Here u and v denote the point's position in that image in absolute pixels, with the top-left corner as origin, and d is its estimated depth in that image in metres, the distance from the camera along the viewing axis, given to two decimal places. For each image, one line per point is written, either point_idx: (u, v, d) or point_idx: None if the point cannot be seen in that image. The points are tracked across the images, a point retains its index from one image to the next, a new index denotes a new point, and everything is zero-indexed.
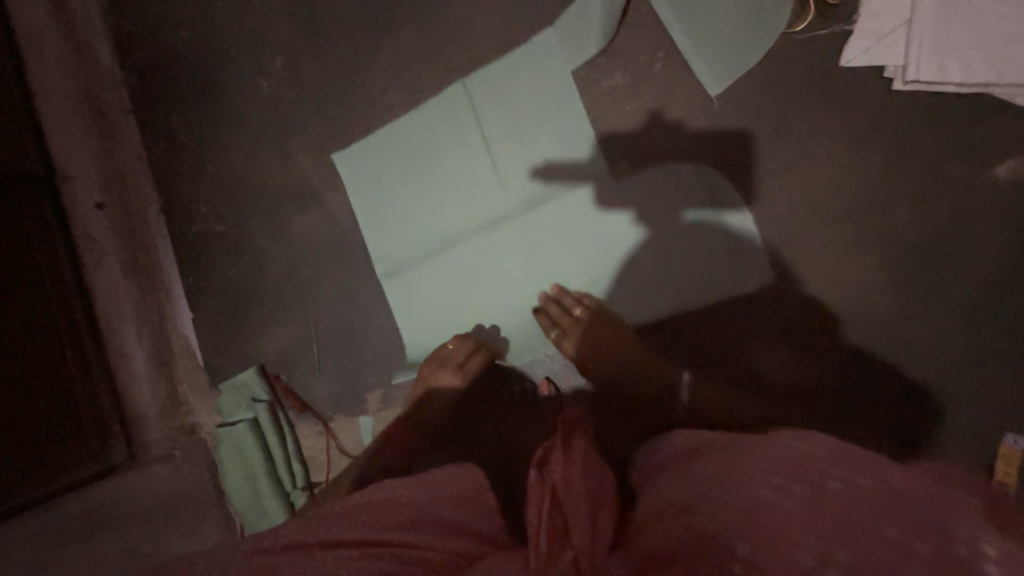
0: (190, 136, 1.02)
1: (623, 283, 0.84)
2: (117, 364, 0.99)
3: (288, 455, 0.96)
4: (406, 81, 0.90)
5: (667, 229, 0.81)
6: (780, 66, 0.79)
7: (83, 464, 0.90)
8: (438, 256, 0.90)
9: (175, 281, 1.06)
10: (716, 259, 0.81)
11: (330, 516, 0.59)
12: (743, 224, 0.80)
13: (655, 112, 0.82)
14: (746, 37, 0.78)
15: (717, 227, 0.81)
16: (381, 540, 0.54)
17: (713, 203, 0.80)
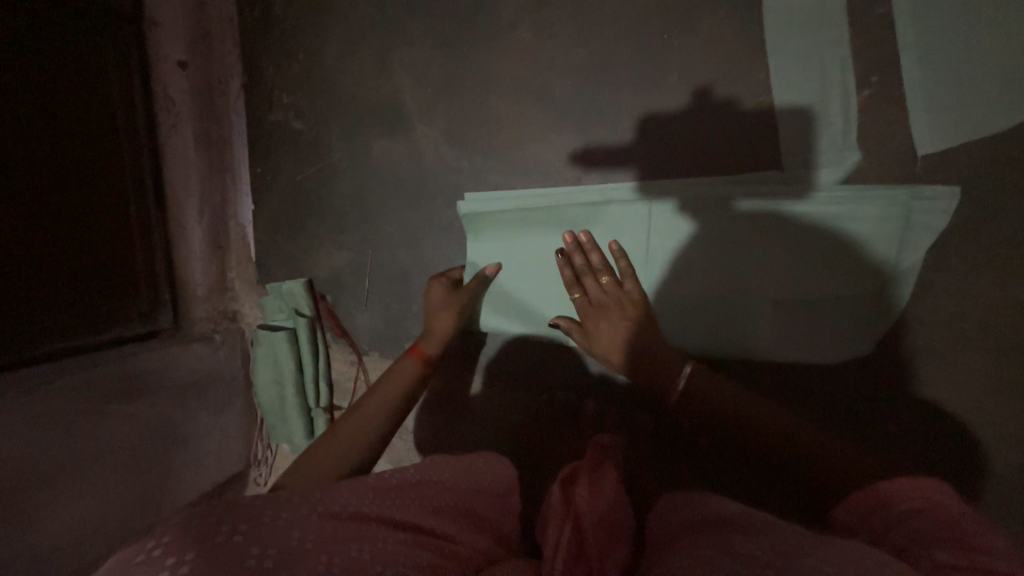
0: (287, 11, 0.91)
1: (698, 307, 0.70)
2: (176, 235, 0.99)
3: (318, 372, 0.98)
4: (544, 16, 0.74)
5: (776, 220, 0.65)
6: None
7: (132, 322, 0.94)
8: (531, 198, 0.76)
9: (242, 166, 1.03)
10: (825, 270, 0.64)
11: (383, 485, 0.51)
12: (863, 239, 0.62)
13: (844, 134, 0.62)
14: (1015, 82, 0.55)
15: (833, 236, 0.63)
16: (433, 529, 0.49)
17: (845, 205, 0.62)
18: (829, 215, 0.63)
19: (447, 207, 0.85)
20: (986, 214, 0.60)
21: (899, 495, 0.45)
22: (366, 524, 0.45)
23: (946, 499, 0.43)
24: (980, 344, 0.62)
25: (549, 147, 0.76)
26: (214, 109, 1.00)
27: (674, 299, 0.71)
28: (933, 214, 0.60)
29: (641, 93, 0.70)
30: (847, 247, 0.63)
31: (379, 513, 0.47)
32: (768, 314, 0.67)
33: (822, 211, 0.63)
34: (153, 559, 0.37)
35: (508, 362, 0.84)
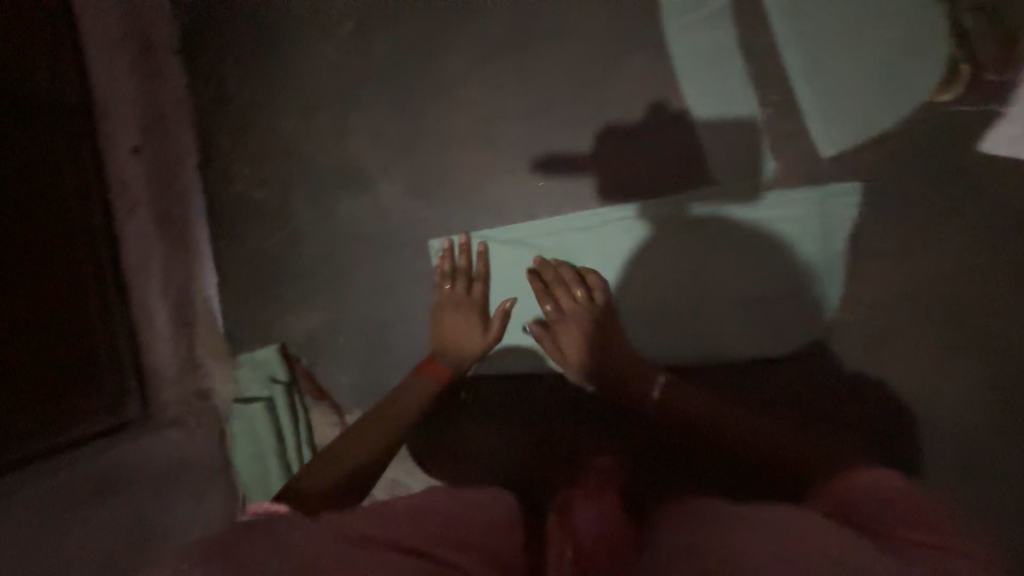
0: (241, 91, 0.96)
1: (661, 321, 0.74)
2: (140, 319, 0.97)
3: (299, 439, 0.94)
4: (485, 73, 0.81)
5: (721, 228, 0.71)
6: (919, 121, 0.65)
7: (97, 416, 0.89)
8: (502, 239, 0.81)
9: (204, 241, 1.02)
10: (778, 270, 0.70)
11: (394, 514, 0.53)
12: (798, 228, 0.68)
13: (763, 150, 0.70)
14: (886, 93, 0.65)
15: (774, 231, 0.69)
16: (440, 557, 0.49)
17: (774, 202, 0.69)
18: (762, 212, 0.70)
19: (416, 255, 0.88)
20: (895, 200, 0.67)
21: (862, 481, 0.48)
22: (375, 551, 0.47)
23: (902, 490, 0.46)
24: (916, 314, 0.68)
25: (505, 187, 0.82)
26: (172, 189, 1.00)
27: (642, 314, 0.75)
28: (846, 207, 0.67)
29: (583, 128, 0.77)
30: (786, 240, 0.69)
31: (393, 539, 0.49)
32: (725, 314, 0.72)
33: (752, 204, 0.70)
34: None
35: (493, 397, 0.83)
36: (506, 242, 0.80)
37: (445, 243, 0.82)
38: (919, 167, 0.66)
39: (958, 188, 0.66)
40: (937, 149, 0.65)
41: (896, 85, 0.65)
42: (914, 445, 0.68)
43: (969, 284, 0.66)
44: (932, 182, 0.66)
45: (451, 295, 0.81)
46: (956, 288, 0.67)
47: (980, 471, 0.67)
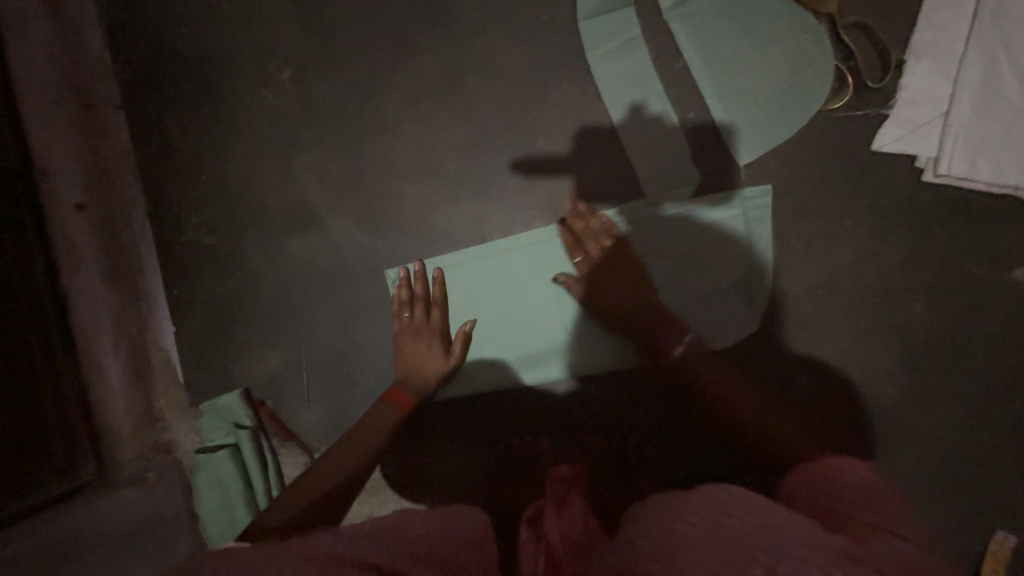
0: (184, 139, 0.96)
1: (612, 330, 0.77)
2: (90, 377, 0.93)
3: (268, 483, 0.91)
4: (423, 109, 0.84)
5: (657, 232, 0.75)
6: (818, 125, 0.71)
7: (48, 484, 0.85)
8: (455, 264, 0.83)
9: (156, 291, 1.01)
10: (716, 270, 0.73)
11: (357, 534, 0.54)
12: (727, 225, 0.73)
13: (688, 161, 0.74)
14: (789, 101, 0.71)
15: (706, 229, 0.73)
16: (405, 570, 0.48)
17: (702, 202, 0.73)
18: (693, 212, 0.73)
19: (372, 287, 0.89)
20: (810, 198, 0.72)
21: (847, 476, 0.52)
22: (339, 564, 0.46)
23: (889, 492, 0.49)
24: (842, 302, 0.72)
25: (451, 214, 0.84)
26: (118, 242, 0.98)
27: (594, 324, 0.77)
28: (762, 203, 0.72)
29: (520, 154, 0.81)
30: (719, 237, 0.73)
31: (353, 553, 0.49)
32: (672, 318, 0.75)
33: (683, 205, 0.74)
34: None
35: (461, 418, 0.83)
36: (459, 265, 0.82)
37: (402, 271, 0.82)
38: (826, 167, 0.71)
39: (863, 183, 0.71)
40: (840, 149, 0.71)
41: (798, 93, 0.70)
42: (853, 425, 0.72)
43: (883, 269, 0.71)
44: (840, 179, 0.71)
45: (409, 322, 0.81)
46: (873, 275, 0.71)
47: (909, 443, 0.72)
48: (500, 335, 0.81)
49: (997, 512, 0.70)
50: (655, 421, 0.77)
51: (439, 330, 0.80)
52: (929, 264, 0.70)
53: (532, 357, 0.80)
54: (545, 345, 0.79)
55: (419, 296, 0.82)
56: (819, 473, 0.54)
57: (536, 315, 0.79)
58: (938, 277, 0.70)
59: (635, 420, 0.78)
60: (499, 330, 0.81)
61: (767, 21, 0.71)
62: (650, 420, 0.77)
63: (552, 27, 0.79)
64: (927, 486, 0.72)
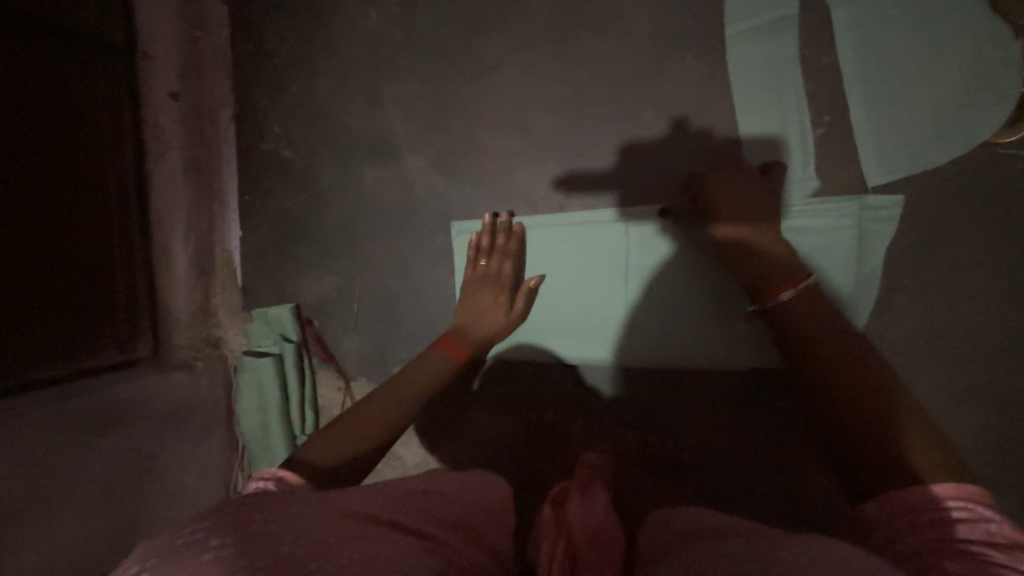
0: (280, 47, 0.95)
1: (676, 329, 0.73)
2: (159, 261, 0.99)
3: (304, 398, 0.96)
4: (527, 58, 0.79)
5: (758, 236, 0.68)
6: (972, 160, 0.63)
7: (108, 349, 0.92)
8: (529, 228, 0.80)
9: (228, 193, 1.03)
10: None
11: (392, 491, 0.53)
12: (834, 242, 0.66)
13: (808, 171, 0.67)
14: (948, 126, 0.62)
15: (809, 243, 0.67)
16: (435, 536, 0.49)
17: (812, 214, 0.67)
18: (799, 223, 0.67)
19: (436, 234, 0.88)
20: (935, 239, 0.65)
21: (943, 498, 0.42)
22: (377, 528, 0.46)
23: (1005, 521, 0.38)
24: (940, 359, 0.65)
25: (533, 176, 0.80)
26: (203, 138, 1.01)
27: (659, 321, 0.74)
28: (880, 224, 0.65)
29: (620, 127, 0.75)
30: (823, 253, 0.66)
31: (392, 517, 0.49)
32: (743, 331, 0.71)
33: (790, 214, 0.67)
34: (195, 538, 0.40)
35: (502, 383, 0.83)
36: (532, 230, 0.80)
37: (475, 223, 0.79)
38: (968, 208, 0.63)
39: (1007, 234, 0.63)
40: (992, 192, 0.62)
41: (964, 118, 0.62)
42: None
43: (997, 335, 0.64)
44: (980, 225, 0.63)
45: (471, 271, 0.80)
46: (986, 338, 0.64)
47: None
48: (559, 310, 0.78)
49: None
50: (696, 428, 0.75)
51: (501, 283, 0.79)
52: None
53: (588, 339, 0.77)
54: (604, 330, 0.76)
55: (483, 246, 0.80)
56: (905, 498, 0.44)
57: (597, 297, 0.76)
58: None
59: (675, 423, 0.75)
60: (560, 304, 0.78)
61: (949, 28, 0.62)
62: (690, 426, 0.75)
63: None
64: None
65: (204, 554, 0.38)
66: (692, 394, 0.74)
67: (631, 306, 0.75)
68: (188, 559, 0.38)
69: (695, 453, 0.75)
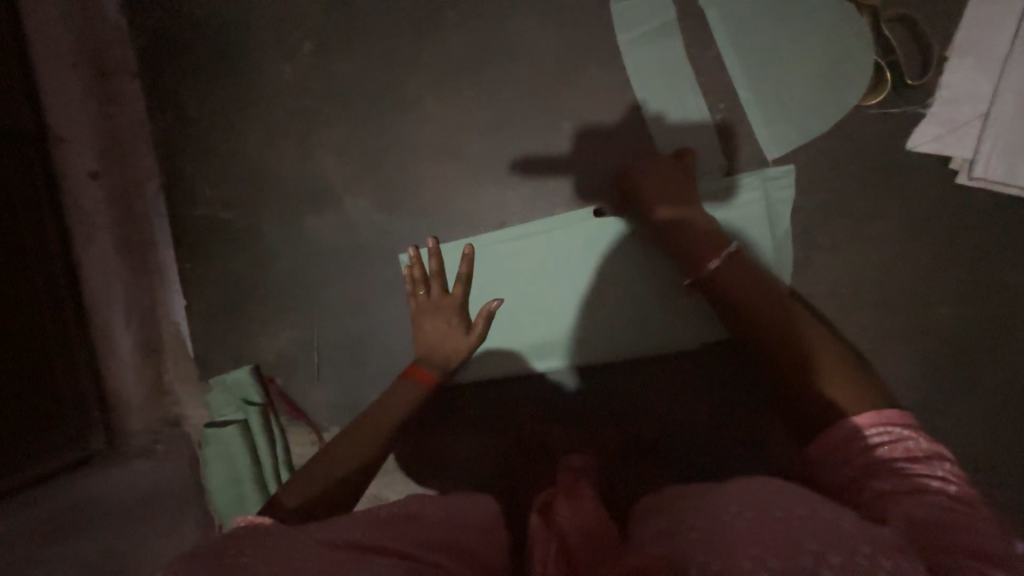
0: (200, 111, 0.95)
1: (629, 319, 0.77)
2: (101, 346, 0.94)
3: (277, 460, 0.92)
4: (446, 87, 0.83)
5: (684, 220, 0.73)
6: (852, 122, 0.70)
7: (58, 452, 0.86)
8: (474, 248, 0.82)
9: (167, 264, 1.00)
10: None
11: (375, 519, 0.54)
12: (750, 213, 0.71)
13: (717, 154, 0.73)
14: (825, 96, 0.69)
15: (729, 218, 0.72)
16: (423, 559, 0.49)
17: (726, 192, 0.72)
18: (717, 201, 0.72)
19: (386, 269, 0.89)
20: (836, 196, 0.71)
21: (866, 426, 0.49)
22: (361, 554, 0.47)
23: (919, 438, 0.47)
24: (865, 302, 0.71)
25: (470, 198, 0.83)
26: (132, 213, 0.98)
27: (612, 314, 0.77)
28: (786, 191, 0.71)
29: (543, 138, 0.79)
30: (743, 225, 0.72)
31: (377, 543, 0.49)
32: (689, 309, 0.75)
33: (708, 195, 0.73)
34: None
35: (474, 404, 0.83)
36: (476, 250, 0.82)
37: (414, 250, 0.80)
38: (858, 164, 0.70)
39: (894, 181, 0.70)
40: (874, 147, 0.70)
41: (836, 88, 0.69)
42: None
43: (907, 272, 0.70)
44: (872, 176, 0.70)
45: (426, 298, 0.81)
46: (898, 276, 0.71)
47: None
48: (516, 321, 0.80)
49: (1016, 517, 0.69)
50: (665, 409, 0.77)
51: (456, 306, 0.79)
52: (955, 268, 0.69)
53: (549, 344, 0.79)
54: (562, 333, 0.79)
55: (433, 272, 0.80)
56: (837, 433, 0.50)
57: (550, 302, 0.79)
58: (964, 280, 0.69)
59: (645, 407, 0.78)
60: (516, 316, 0.80)
61: (807, 12, 0.69)
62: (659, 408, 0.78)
63: (582, 10, 0.77)
64: None
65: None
66: (654, 378, 0.77)
67: (583, 304, 0.78)
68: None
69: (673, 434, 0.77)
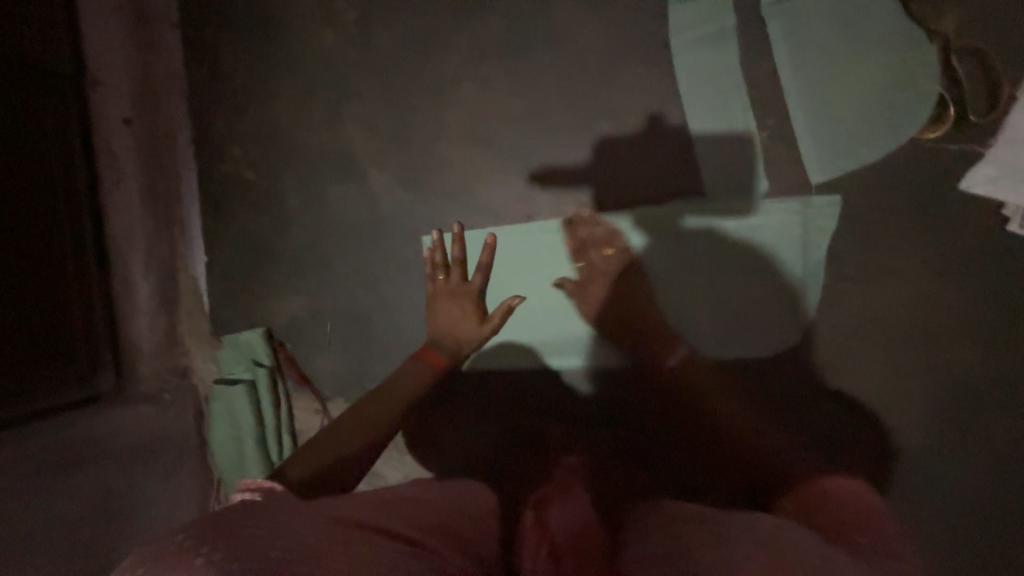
0: (236, 68, 0.94)
1: (645, 328, 0.76)
2: (119, 290, 0.95)
3: (279, 422, 0.94)
4: (485, 72, 0.81)
5: (708, 232, 0.72)
6: (904, 154, 0.67)
7: (68, 389, 0.87)
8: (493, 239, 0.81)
9: (192, 218, 1.01)
10: (764, 284, 0.71)
11: (374, 500, 0.55)
12: (778, 236, 0.70)
13: (760, 171, 0.70)
14: (878, 124, 0.67)
15: (757, 238, 0.71)
16: (419, 540, 0.50)
17: (762, 210, 0.70)
18: (750, 218, 0.71)
19: (405, 248, 0.88)
20: (877, 228, 0.69)
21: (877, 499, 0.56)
22: (361, 530, 0.48)
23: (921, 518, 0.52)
24: (889, 340, 0.69)
25: (498, 187, 0.82)
26: (161, 164, 0.98)
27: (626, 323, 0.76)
28: (822, 218, 0.69)
29: (579, 136, 0.77)
30: (769, 248, 0.70)
31: (376, 521, 0.51)
32: (706, 326, 0.74)
33: (742, 213, 0.71)
34: (186, 547, 0.43)
35: (478, 391, 0.83)
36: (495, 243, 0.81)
37: (437, 234, 0.81)
38: (902, 198, 0.68)
39: (939, 221, 0.67)
40: (923, 183, 0.67)
41: (892, 116, 0.66)
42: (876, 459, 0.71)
43: (939, 316, 0.68)
44: (916, 212, 0.68)
45: (442, 282, 0.81)
46: (928, 319, 0.68)
47: (928, 495, 0.70)
48: (530, 316, 0.80)
49: (1011, 573, 0.68)
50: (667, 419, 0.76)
51: (472, 292, 0.79)
52: (989, 318, 0.67)
53: (560, 344, 0.79)
54: (574, 335, 0.78)
55: (451, 257, 0.81)
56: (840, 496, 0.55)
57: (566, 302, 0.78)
58: (996, 332, 0.67)
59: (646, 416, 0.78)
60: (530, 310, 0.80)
61: (872, 34, 0.66)
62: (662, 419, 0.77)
63: (635, 6, 0.74)
64: (940, 540, 0.70)
65: (196, 560, 0.41)
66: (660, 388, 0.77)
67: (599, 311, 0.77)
68: (182, 564, 0.41)
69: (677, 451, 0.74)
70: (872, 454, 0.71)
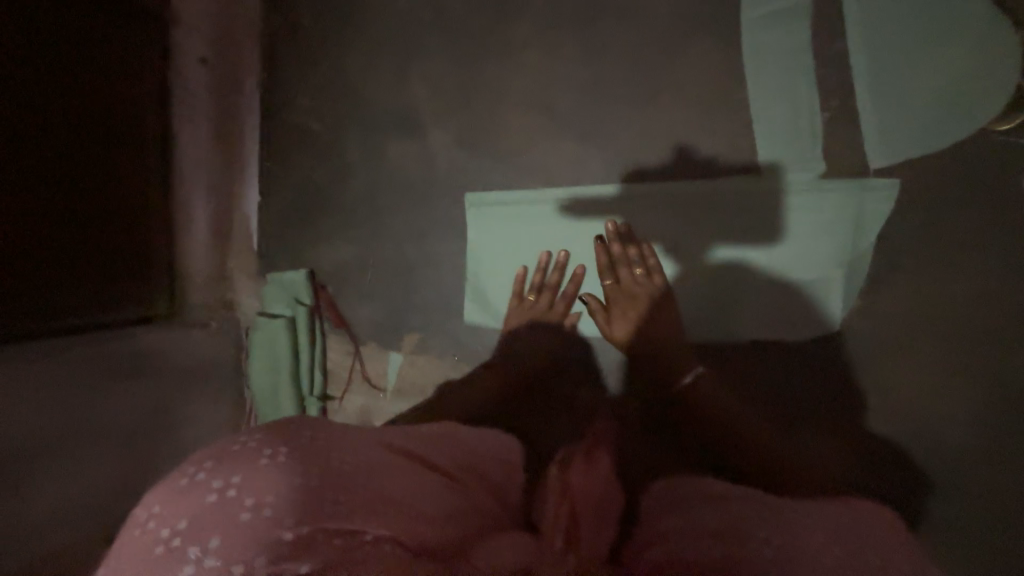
0: (311, 19, 0.98)
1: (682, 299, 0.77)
2: (181, 222, 1.01)
3: (313, 359, 0.98)
4: (553, 37, 0.83)
5: (761, 210, 0.72)
6: (973, 146, 0.66)
7: (127, 306, 0.93)
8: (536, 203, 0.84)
9: (251, 158, 1.05)
10: (810, 268, 0.71)
11: (413, 433, 0.57)
12: (831, 218, 0.70)
13: (818, 154, 0.70)
14: (947, 112, 0.66)
15: (809, 218, 0.70)
16: (454, 476, 0.53)
17: (817, 192, 0.70)
18: (804, 198, 0.70)
19: (454, 205, 0.91)
20: (936, 221, 0.68)
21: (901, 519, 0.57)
22: (405, 459, 0.51)
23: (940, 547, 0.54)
24: (935, 335, 0.68)
25: (552, 151, 0.84)
26: (229, 103, 1.03)
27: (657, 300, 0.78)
28: (877, 204, 0.69)
29: (639, 107, 0.79)
30: (820, 230, 0.70)
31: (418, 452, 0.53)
32: (744, 306, 0.74)
33: (797, 192, 0.71)
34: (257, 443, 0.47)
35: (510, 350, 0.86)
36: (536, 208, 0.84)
37: None
38: (964, 192, 0.67)
39: (1003, 218, 0.66)
40: (989, 178, 0.66)
41: (962, 105, 0.65)
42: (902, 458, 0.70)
43: (995, 315, 0.66)
44: (979, 207, 0.66)
45: None
46: (982, 318, 0.67)
47: (961, 498, 0.68)
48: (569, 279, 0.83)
49: None
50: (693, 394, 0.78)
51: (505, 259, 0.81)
52: None
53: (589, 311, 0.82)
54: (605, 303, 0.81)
55: None
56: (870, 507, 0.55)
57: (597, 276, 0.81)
58: None
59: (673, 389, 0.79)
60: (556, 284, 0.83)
61: (952, 21, 0.65)
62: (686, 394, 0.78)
63: None
64: (967, 545, 0.68)
65: (259, 457, 0.42)
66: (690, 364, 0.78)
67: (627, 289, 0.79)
68: (240, 459, 0.42)
69: (705, 434, 0.74)
70: (897, 450, 0.70)
